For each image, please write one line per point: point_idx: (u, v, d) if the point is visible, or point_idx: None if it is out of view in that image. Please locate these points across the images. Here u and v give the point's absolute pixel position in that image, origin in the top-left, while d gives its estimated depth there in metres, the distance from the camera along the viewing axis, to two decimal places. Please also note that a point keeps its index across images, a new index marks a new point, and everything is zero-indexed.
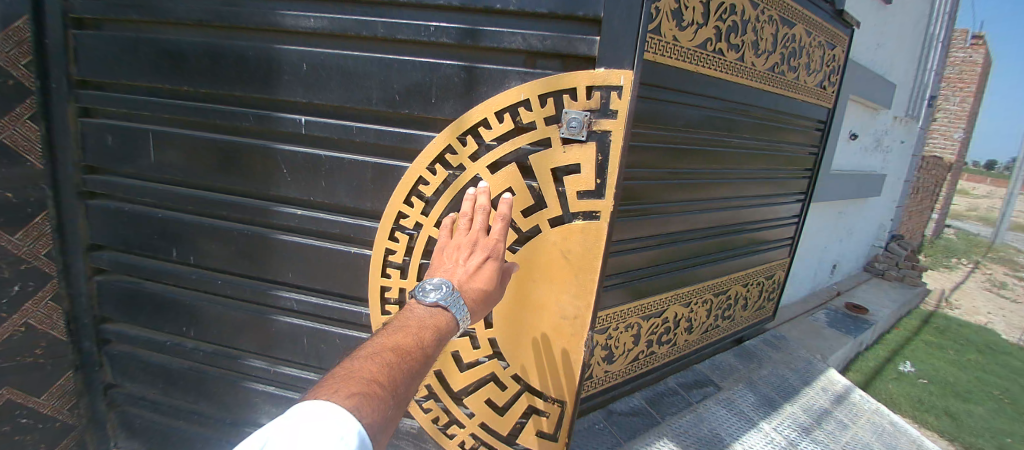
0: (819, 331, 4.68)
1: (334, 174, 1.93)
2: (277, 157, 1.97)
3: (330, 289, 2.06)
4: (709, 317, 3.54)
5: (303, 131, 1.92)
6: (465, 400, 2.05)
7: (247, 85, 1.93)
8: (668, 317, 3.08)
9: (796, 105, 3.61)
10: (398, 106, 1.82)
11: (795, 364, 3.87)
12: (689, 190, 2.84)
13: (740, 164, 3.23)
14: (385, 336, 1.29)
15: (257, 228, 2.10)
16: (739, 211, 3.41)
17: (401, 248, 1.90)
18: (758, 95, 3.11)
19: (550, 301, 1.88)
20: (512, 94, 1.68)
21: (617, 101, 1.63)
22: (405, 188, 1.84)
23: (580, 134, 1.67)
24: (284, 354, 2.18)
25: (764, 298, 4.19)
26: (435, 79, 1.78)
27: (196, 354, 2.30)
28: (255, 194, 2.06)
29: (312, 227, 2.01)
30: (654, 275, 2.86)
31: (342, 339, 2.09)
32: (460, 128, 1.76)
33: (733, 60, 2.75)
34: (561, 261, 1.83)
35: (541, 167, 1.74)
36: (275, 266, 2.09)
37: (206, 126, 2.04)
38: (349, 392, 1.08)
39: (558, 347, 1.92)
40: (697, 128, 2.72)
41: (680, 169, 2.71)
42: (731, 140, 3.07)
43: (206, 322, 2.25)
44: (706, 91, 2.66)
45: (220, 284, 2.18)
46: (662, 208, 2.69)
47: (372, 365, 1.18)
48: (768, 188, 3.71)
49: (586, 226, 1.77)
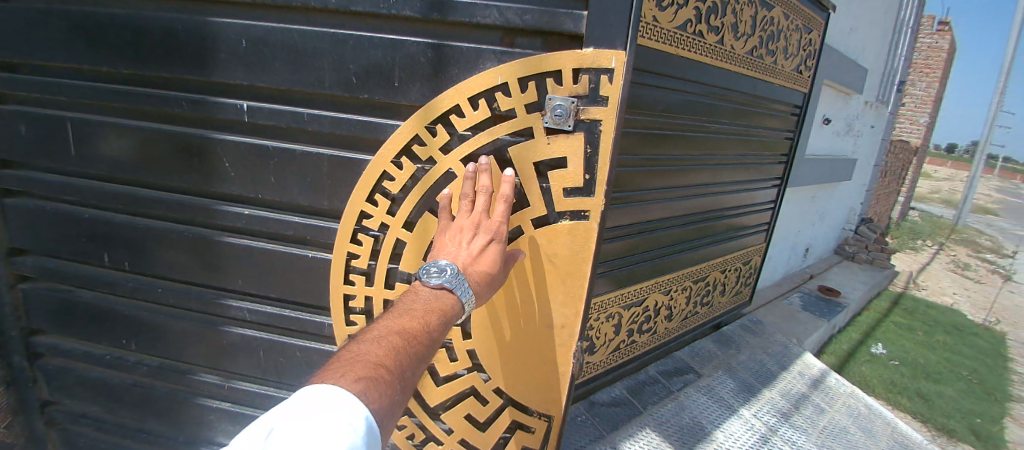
0: (794, 315, 4.76)
1: (287, 168, 1.78)
2: (219, 148, 1.80)
3: (285, 298, 1.93)
4: (689, 304, 3.53)
5: (246, 118, 1.75)
6: (442, 416, 1.94)
7: (184, 67, 1.73)
8: (649, 305, 3.04)
9: (774, 90, 3.58)
10: (355, 91, 1.67)
11: (772, 348, 3.92)
12: (669, 174, 2.77)
13: (720, 149, 3.20)
14: (391, 320, 1.24)
15: (202, 228, 1.92)
16: (719, 197, 3.39)
17: (365, 252, 1.76)
18: (737, 79, 3.05)
19: (535, 310, 1.78)
20: (488, 78, 1.54)
21: (608, 86, 1.52)
22: (368, 185, 1.69)
23: (566, 124, 1.54)
24: (241, 369, 2.04)
25: (741, 283, 4.22)
26: (398, 58, 1.63)
27: (140, 368, 2.13)
28: (196, 192, 1.88)
29: (262, 228, 1.86)
30: (634, 264, 2.80)
31: (302, 353, 1.96)
32: (425, 117, 1.61)
33: (713, 43, 2.67)
34: (546, 267, 1.72)
35: (522, 160, 1.61)
36: (224, 269, 1.93)
37: (141, 113, 1.84)
38: (354, 377, 1.04)
39: (545, 358, 1.83)
40: (677, 113, 2.65)
41: (660, 155, 2.64)
42: (711, 125, 3.01)
43: (149, 332, 2.07)
44: (687, 75, 2.58)
45: (163, 292, 2.01)
46: (642, 195, 2.62)
47: (378, 349, 1.13)
48: (747, 174, 3.71)
49: (573, 228, 1.67)
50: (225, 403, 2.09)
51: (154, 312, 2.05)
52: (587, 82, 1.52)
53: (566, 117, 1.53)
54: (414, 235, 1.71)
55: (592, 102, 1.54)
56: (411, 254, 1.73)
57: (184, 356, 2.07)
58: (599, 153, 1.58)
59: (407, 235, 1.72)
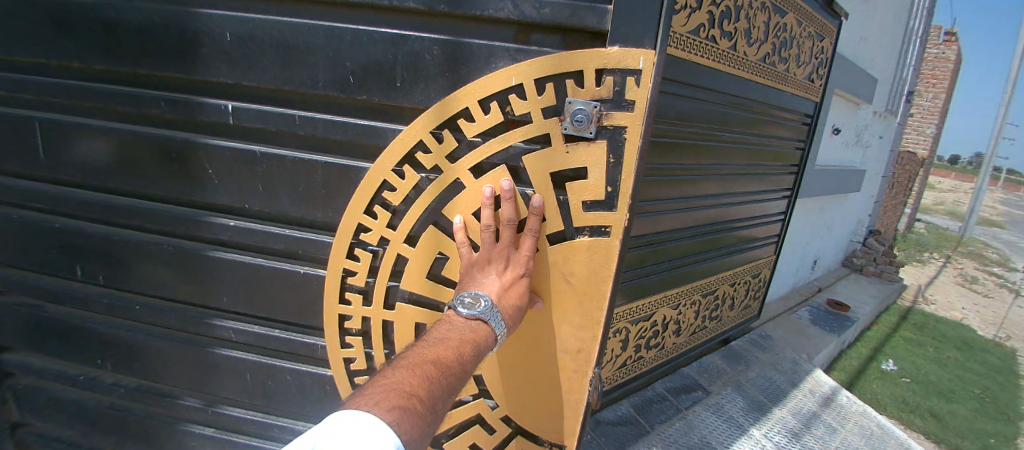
0: (804, 330, 4.61)
1: (278, 176, 1.68)
2: (201, 154, 1.71)
3: (273, 317, 1.83)
4: (697, 318, 3.40)
5: (231, 120, 1.66)
6: (445, 444, 1.84)
7: (172, 66, 1.63)
8: (657, 319, 2.91)
9: (787, 98, 3.48)
10: (353, 91, 1.57)
11: (783, 365, 3.77)
12: (680, 183, 2.67)
13: (731, 158, 3.09)
14: (427, 348, 1.17)
15: (185, 241, 1.82)
16: (729, 209, 3.29)
17: (362, 269, 1.66)
18: (750, 85, 2.95)
19: (546, 332, 1.65)
20: (500, 81, 1.44)
21: (634, 89, 1.39)
22: (365, 194, 1.59)
23: (588, 132, 1.42)
24: (224, 392, 1.94)
25: (750, 297, 4.09)
26: (400, 55, 1.54)
27: (116, 391, 2.02)
28: (174, 200, 1.79)
29: (250, 240, 1.76)
30: (644, 277, 2.68)
31: (292, 376, 1.87)
32: (429, 122, 1.51)
33: (726, 49, 2.57)
34: (561, 287, 1.59)
35: (536, 170, 1.49)
36: (208, 284, 1.83)
37: (126, 114, 1.74)
38: (388, 405, 0.97)
39: (557, 384, 1.70)
40: (688, 121, 2.55)
41: (670, 164, 2.53)
42: (723, 134, 2.91)
43: (128, 350, 1.96)
44: (699, 82, 2.48)
45: (143, 309, 1.91)
46: (652, 206, 2.51)
47: (412, 377, 1.06)
48: (758, 185, 3.60)
49: (592, 245, 1.54)
50: (208, 429, 1.98)
51: (135, 330, 1.95)
52: (610, 84, 1.40)
53: (587, 123, 1.41)
54: (416, 251, 1.61)
55: (615, 107, 1.41)
56: (414, 270, 1.63)
57: (163, 379, 1.96)
58: (623, 162, 1.45)
59: (410, 251, 1.62)
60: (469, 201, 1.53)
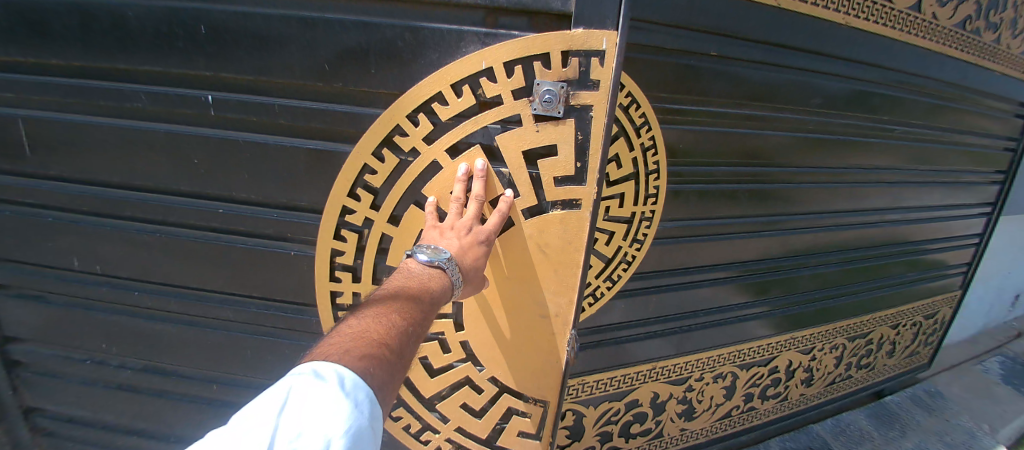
0: (993, 388, 3.34)
1: (260, 165, 1.20)
2: (162, 138, 1.17)
3: (270, 298, 1.34)
4: (837, 366, 2.66)
5: (213, 113, 1.16)
6: (439, 406, 1.37)
7: (87, 48, 1.09)
8: (778, 366, 2.23)
9: (992, 79, 2.45)
10: (330, 79, 1.11)
11: (951, 437, 2.72)
12: (827, 191, 2.05)
13: (898, 160, 2.36)
14: (386, 294, 0.88)
15: (139, 252, 1.29)
16: (896, 227, 2.57)
17: (350, 248, 1.23)
18: (940, 63, 2.13)
19: (524, 300, 1.23)
20: (464, 64, 1.06)
21: (598, 70, 1.02)
22: (349, 179, 1.17)
23: (558, 111, 1.05)
24: (224, 367, 1.42)
25: (919, 343, 3.18)
26: (375, 42, 1.08)
27: (122, 373, 1.44)
28: (138, 178, 1.21)
29: (238, 226, 1.27)
30: (769, 312, 2.05)
31: (292, 353, 1.38)
32: (412, 100, 1.10)
33: (902, 8, 1.81)
34: (531, 260, 1.19)
35: (509, 151, 1.11)
36: (177, 278, 1.31)
37: (28, 100, 1.18)
38: (356, 355, 0.73)
39: (528, 353, 1.28)
40: (833, 109, 1.85)
41: (811, 166, 1.92)
42: (894, 128, 2.21)
43: (111, 338, 1.39)
44: (856, 55, 1.77)
45: (109, 341, 1.40)
46: (791, 218, 1.95)
47: (378, 324, 0.80)
48: (940, 195, 2.74)
49: (565, 218, 1.16)
50: (206, 403, 1.46)
51: (103, 335, 1.39)
52: (577, 65, 1.02)
53: (559, 101, 1.04)
54: (401, 229, 1.19)
55: (579, 85, 1.04)
56: (399, 249, 1.21)
57: (167, 358, 1.41)
58: (590, 140, 1.08)
59: (394, 230, 1.20)
60: (438, 179, 1.15)
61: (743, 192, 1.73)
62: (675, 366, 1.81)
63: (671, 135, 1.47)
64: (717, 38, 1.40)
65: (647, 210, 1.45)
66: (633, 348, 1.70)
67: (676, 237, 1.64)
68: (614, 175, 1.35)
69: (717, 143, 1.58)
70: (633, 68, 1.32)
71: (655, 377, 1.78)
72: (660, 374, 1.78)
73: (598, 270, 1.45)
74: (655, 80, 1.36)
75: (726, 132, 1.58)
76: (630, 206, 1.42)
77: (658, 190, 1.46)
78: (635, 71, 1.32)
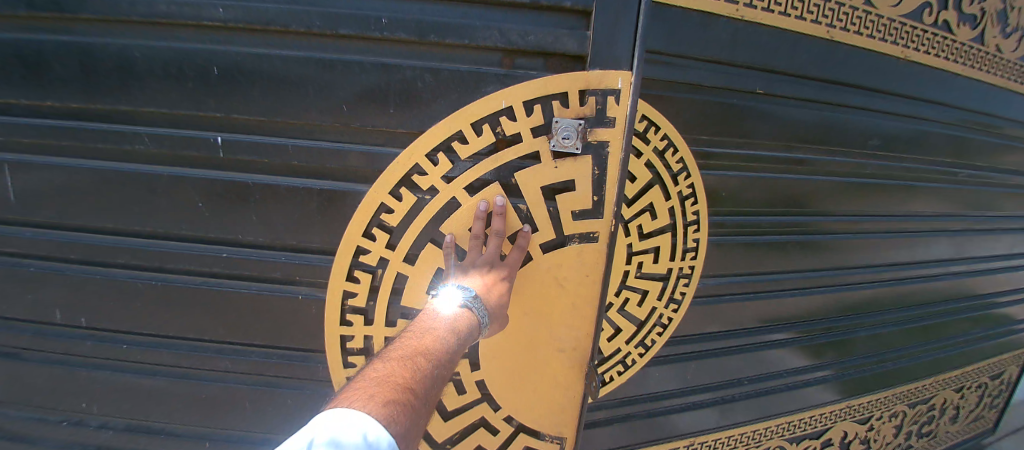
0: None
1: (266, 207, 1.10)
2: (162, 178, 1.07)
3: (272, 344, 1.21)
4: (897, 437, 2.32)
5: (223, 154, 1.06)
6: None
7: (86, 86, 1.00)
8: (832, 438, 1.94)
9: None
10: (344, 119, 1.02)
11: None
12: (885, 240, 1.83)
13: (962, 205, 2.10)
14: (411, 336, 0.79)
15: (133, 302, 1.17)
16: (962, 279, 2.29)
17: (363, 290, 1.11)
18: (1008, 101, 1.92)
19: (540, 332, 1.12)
20: (486, 101, 0.97)
21: (614, 108, 0.97)
22: (366, 217, 1.05)
23: (576, 147, 0.99)
24: (214, 424, 1.28)
25: (987, 405, 2.81)
26: (392, 83, 1.00)
27: (100, 435, 1.29)
28: (131, 220, 1.11)
29: (241, 271, 1.16)
30: (823, 376, 1.80)
31: (292, 404, 1.25)
32: (432, 139, 1.00)
33: (965, 41, 1.64)
34: (549, 294, 1.09)
35: (529, 189, 1.03)
36: (170, 327, 1.19)
37: (20, 143, 1.08)
38: (380, 404, 0.63)
39: (544, 390, 1.16)
40: (891, 151, 1.66)
41: (867, 213, 1.72)
42: (958, 171, 1.98)
43: (90, 395, 1.26)
44: (916, 93, 1.59)
45: (91, 399, 1.26)
46: (844, 272, 1.74)
47: (404, 368, 0.71)
48: (1009, 243, 2.44)
49: (582, 251, 1.06)
50: None
51: (84, 390, 1.25)
52: (594, 104, 0.97)
53: (577, 138, 0.98)
54: (419, 267, 1.09)
55: (595, 122, 0.98)
56: (417, 289, 1.11)
57: (152, 416, 1.26)
58: (607, 175, 1.01)
59: (412, 269, 1.09)
60: (456, 217, 1.05)
61: (793, 242, 1.54)
62: (716, 441, 1.58)
63: (712, 181, 1.33)
64: (765, 75, 1.28)
65: (685, 266, 1.30)
66: (669, 421, 1.49)
67: (717, 296, 1.47)
68: (649, 227, 1.21)
69: (764, 189, 1.42)
70: (671, 107, 1.20)
71: None
72: None
73: (630, 334, 1.28)
74: (698, 120, 1.24)
75: (774, 178, 1.43)
76: (667, 261, 1.26)
77: (698, 243, 1.30)
78: (675, 108, 1.20)
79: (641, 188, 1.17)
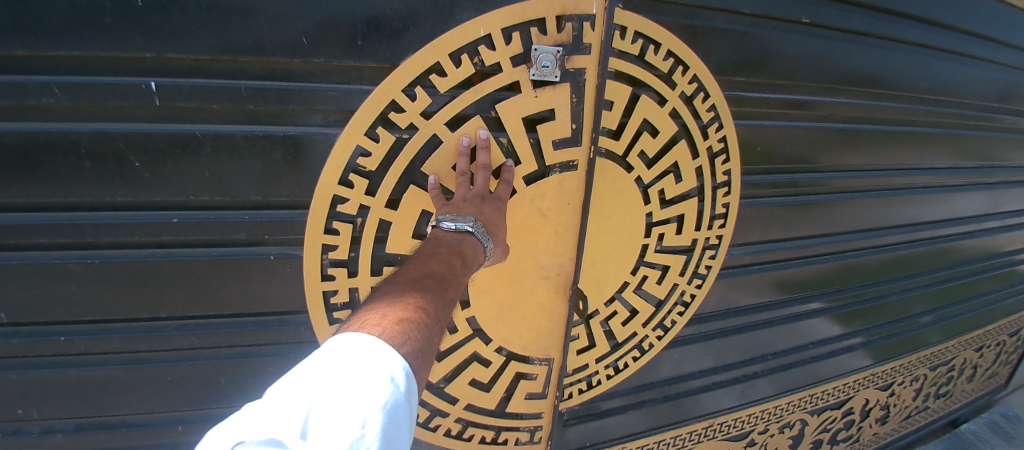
0: None
1: (219, 159, 0.86)
2: (74, 127, 0.79)
3: (244, 313, 1.02)
4: (915, 399, 2.24)
5: (160, 103, 0.79)
6: (451, 387, 1.08)
7: None
8: (852, 407, 1.85)
9: None
10: (299, 53, 0.80)
11: None
12: (922, 194, 1.65)
13: (1001, 156, 1.91)
14: (416, 261, 0.67)
15: (64, 291, 0.92)
16: (992, 238, 2.12)
17: (344, 241, 0.95)
18: None
19: (525, 268, 1.00)
20: (464, 27, 0.81)
21: (591, 33, 0.85)
22: (340, 163, 0.88)
23: (555, 76, 0.86)
24: (187, 410, 1.10)
25: (1002, 362, 2.71)
26: (353, 11, 0.79)
27: (49, 440, 1.05)
28: (30, 188, 0.82)
29: (196, 237, 0.92)
30: (847, 344, 1.67)
31: (275, 372, 1.09)
32: (409, 71, 0.83)
33: None
34: (531, 227, 0.97)
35: (510, 122, 0.89)
36: (113, 310, 0.95)
37: None
38: (389, 323, 0.51)
39: (529, 324, 1.06)
40: (941, 94, 1.45)
41: (908, 162, 1.54)
42: (1003, 118, 1.78)
43: (18, 397, 1.00)
44: (975, 25, 1.36)
45: (27, 402, 1.01)
46: (878, 231, 1.58)
47: (412, 290, 0.58)
48: None
49: (563, 180, 0.95)
50: None
51: (15, 396, 0.99)
52: (571, 30, 0.84)
53: (557, 65, 0.85)
54: (405, 212, 0.95)
55: (572, 49, 0.85)
56: (401, 237, 0.98)
57: (112, 406, 1.05)
58: (586, 103, 0.90)
59: (397, 215, 0.95)
60: (439, 155, 0.91)
61: (825, 199, 1.37)
62: (736, 420, 1.48)
63: (743, 132, 1.14)
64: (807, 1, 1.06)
65: (713, 236, 1.17)
66: (685, 405, 1.38)
67: (746, 266, 1.32)
68: (672, 191, 1.06)
69: (797, 140, 1.23)
70: (701, 41, 0.97)
71: (711, 435, 1.45)
72: (716, 431, 1.46)
73: (647, 316, 1.17)
74: (729, 60, 1.02)
75: (810, 127, 1.24)
76: (692, 232, 1.13)
77: (727, 209, 1.15)
78: (702, 46, 0.98)
79: (665, 143, 1.01)
